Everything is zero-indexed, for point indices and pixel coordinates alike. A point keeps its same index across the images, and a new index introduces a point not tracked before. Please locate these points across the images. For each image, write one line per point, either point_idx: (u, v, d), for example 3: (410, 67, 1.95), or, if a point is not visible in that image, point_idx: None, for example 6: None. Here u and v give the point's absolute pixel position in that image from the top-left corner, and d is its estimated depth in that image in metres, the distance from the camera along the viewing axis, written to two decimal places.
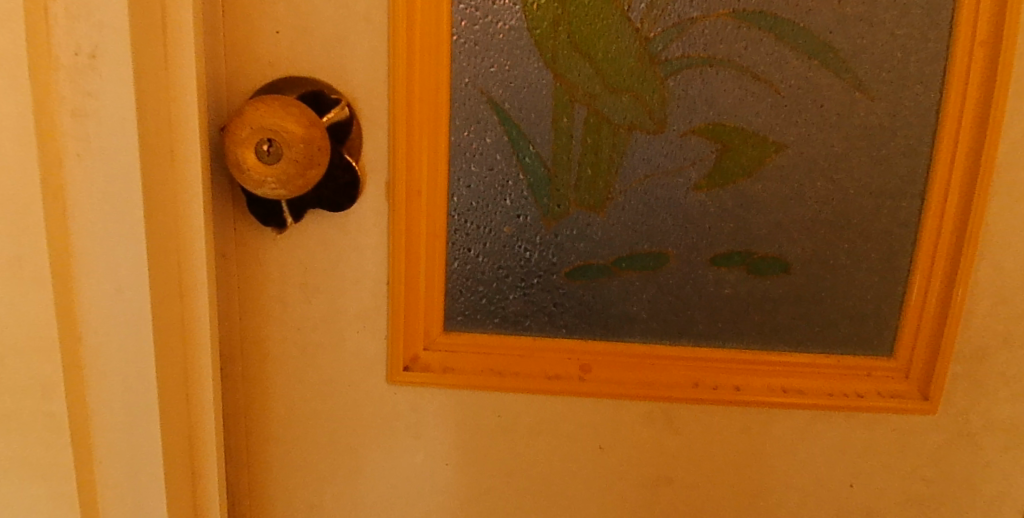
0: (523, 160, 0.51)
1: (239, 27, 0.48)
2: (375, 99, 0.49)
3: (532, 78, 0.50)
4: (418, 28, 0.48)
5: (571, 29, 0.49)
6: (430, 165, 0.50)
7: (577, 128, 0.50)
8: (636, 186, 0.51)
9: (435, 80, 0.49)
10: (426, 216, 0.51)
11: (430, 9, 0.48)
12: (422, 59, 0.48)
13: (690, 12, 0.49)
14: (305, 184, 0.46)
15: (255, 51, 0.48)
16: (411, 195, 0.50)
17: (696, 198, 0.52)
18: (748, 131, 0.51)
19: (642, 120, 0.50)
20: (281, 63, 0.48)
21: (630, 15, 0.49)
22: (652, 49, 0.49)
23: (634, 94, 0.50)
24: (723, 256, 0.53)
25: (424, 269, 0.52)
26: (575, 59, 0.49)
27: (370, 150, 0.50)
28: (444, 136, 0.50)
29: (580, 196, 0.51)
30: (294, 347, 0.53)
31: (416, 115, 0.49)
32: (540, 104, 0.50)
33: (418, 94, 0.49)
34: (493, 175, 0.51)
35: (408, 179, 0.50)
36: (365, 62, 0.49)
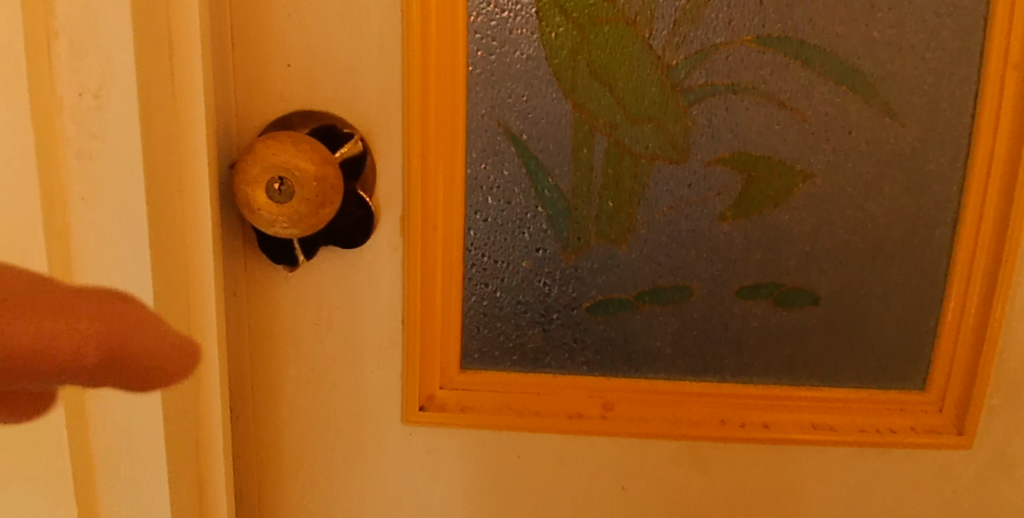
0: (541, 192, 0.49)
1: (251, 60, 0.47)
2: (388, 131, 0.48)
3: (551, 108, 0.48)
4: (433, 59, 0.47)
5: (591, 57, 0.48)
6: (447, 199, 0.49)
7: (597, 159, 0.49)
8: (659, 218, 0.50)
9: (451, 112, 0.47)
10: (442, 251, 0.50)
11: (445, 39, 0.46)
12: (437, 90, 0.47)
13: (713, 39, 0.47)
14: (319, 222, 0.44)
15: (266, 85, 0.47)
16: (427, 230, 0.49)
17: (721, 230, 0.50)
18: (775, 160, 0.49)
19: (664, 150, 0.49)
20: (292, 96, 0.47)
21: (651, 42, 0.47)
22: (674, 77, 0.48)
23: (655, 123, 0.48)
24: (750, 287, 0.51)
25: (441, 306, 0.51)
26: (595, 89, 0.48)
27: (384, 185, 0.48)
28: (460, 169, 0.49)
29: (600, 228, 0.50)
30: (307, 387, 0.52)
31: (432, 147, 0.48)
32: (560, 135, 0.49)
33: (434, 127, 0.47)
34: (512, 208, 0.50)
35: (424, 214, 0.49)
36: (379, 95, 0.47)
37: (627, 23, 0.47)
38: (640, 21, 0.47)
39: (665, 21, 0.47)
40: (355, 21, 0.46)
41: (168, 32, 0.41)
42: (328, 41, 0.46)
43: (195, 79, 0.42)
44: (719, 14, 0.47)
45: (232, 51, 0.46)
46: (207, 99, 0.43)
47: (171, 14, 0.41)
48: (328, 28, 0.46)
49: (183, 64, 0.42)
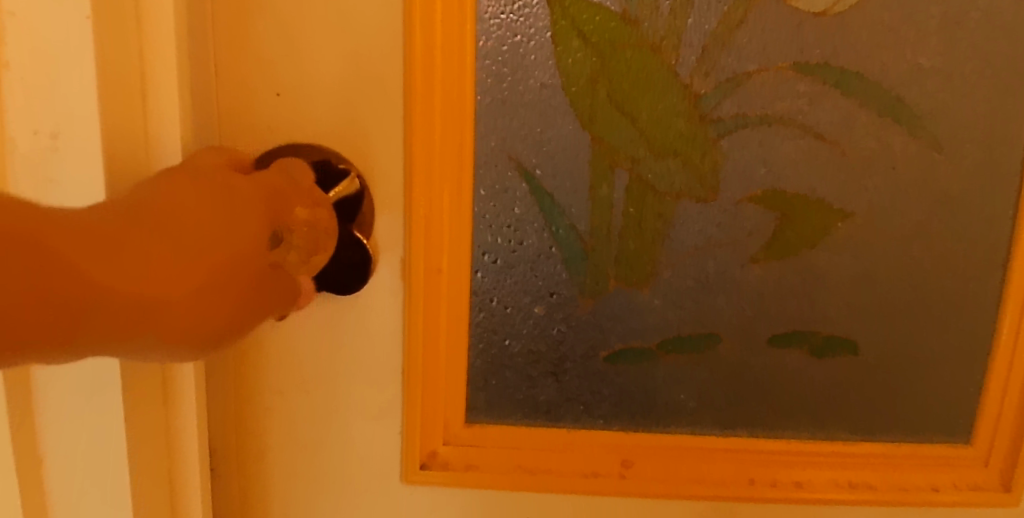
0: (556, 232, 0.45)
1: (237, 88, 0.42)
2: (388, 166, 0.43)
3: (567, 141, 0.44)
4: (437, 87, 0.42)
5: (611, 86, 0.43)
6: (452, 241, 0.44)
7: (618, 196, 0.45)
8: (686, 260, 0.46)
9: (457, 145, 0.43)
10: (446, 296, 0.45)
11: (451, 66, 0.42)
12: (442, 122, 0.43)
13: (747, 66, 0.43)
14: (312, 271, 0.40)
15: (254, 115, 0.42)
16: (431, 275, 0.44)
17: (751, 273, 0.46)
18: (812, 198, 0.45)
19: (691, 187, 0.45)
20: (282, 128, 0.43)
21: (678, 70, 0.43)
22: (703, 108, 0.43)
23: (682, 158, 0.44)
24: (784, 336, 0.47)
25: (446, 356, 0.46)
26: (617, 120, 0.44)
27: (383, 224, 0.44)
28: (468, 207, 0.44)
29: (620, 271, 0.46)
30: (298, 443, 0.47)
31: (436, 184, 0.43)
32: (576, 170, 0.44)
33: (438, 161, 0.43)
34: (524, 250, 0.45)
35: (428, 258, 0.44)
36: (377, 127, 0.43)
37: (651, 49, 0.43)
38: (666, 46, 0.43)
39: (692, 47, 0.43)
40: (349, 45, 0.42)
41: (141, 62, 0.36)
42: (321, 68, 0.42)
43: (169, 114, 0.37)
44: (752, 39, 0.43)
45: (217, 78, 0.42)
46: (184, 135, 0.38)
47: (145, 39, 0.36)
48: (320, 53, 0.42)
49: (156, 99, 0.37)
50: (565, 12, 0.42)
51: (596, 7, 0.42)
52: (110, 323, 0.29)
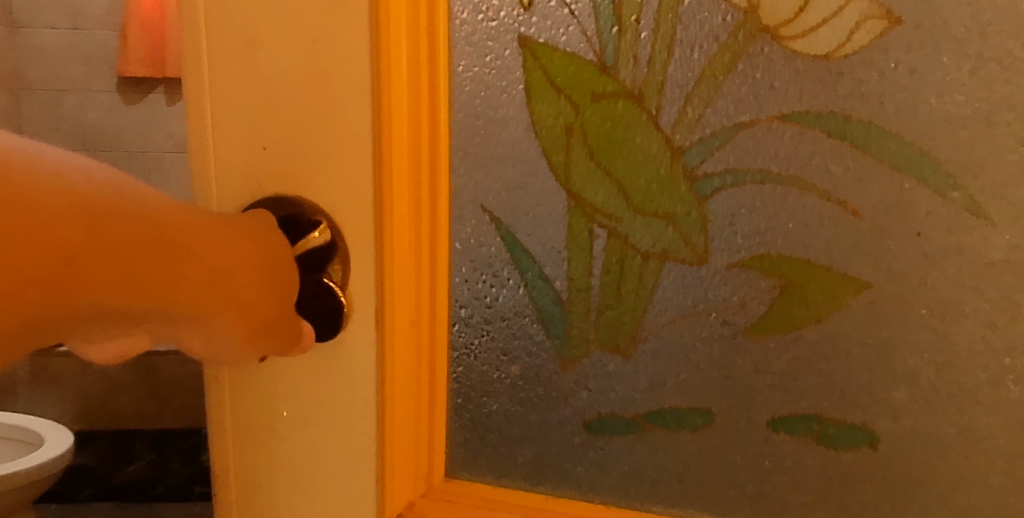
0: (532, 289, 0.43)
1: (225, 141, 0.44)
2: (360, 220, 0.43)
3: (543, 196, 0.42)
4: (404, 143, 0.41)
5: (587, 138, 0.41)
6: (427, 295, 0.43)
7: (597, 255, 0.42)
8: (670, 327, 0.42)
9: (429, 199, 0.42)
10: (421, 350, 0.44)
11: (419, 119, 0.41)
12: (412, 176, 0.42)
13: (738, 116, 0.38)
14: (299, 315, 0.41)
15: (243, 166, 0.44)
16: (404, 328, 0.43)
17: (745, 347, 0.41)
18: (818, 265, 0.39)
19: (677, 248, 0.41)
20: (267, 180, 0.44)
21: (660, 120, 0.39)
22: (688, 163, 0.39)
23: (665, 217, 0.40)
24: (782, 419, 0.41)
25: (424, 411, 0.45)
26: (594, 175, 0.41)
27: (355, 275, 0.44)
28: (444, 261, 0.43)
29: (601, 335, 0.43)
30: (287, 481, 0.48)
31: (405, 239, 0.42)
32: (553, 226, 0.42)
33: (409, 215, 0.42)
34: (500, 307, 0.44)
35: (401, 312, 0.43)
36: (350, 178, 0.43)
37: (633, 98, 0.40)
38: (647, 96, 0.39)
39: (674, 97, 0.39)
40: (327, 100, 0.42)
41: None
42: (301, 121, 0.43)
43: None
44: (745, 86, 0.38)
45: (212, 132, 0.44)
46: None
47: None
48: (298, 107, 0.43)
49: None
50: (539, 62, 0.40)
51: (570, 56, 0.40)
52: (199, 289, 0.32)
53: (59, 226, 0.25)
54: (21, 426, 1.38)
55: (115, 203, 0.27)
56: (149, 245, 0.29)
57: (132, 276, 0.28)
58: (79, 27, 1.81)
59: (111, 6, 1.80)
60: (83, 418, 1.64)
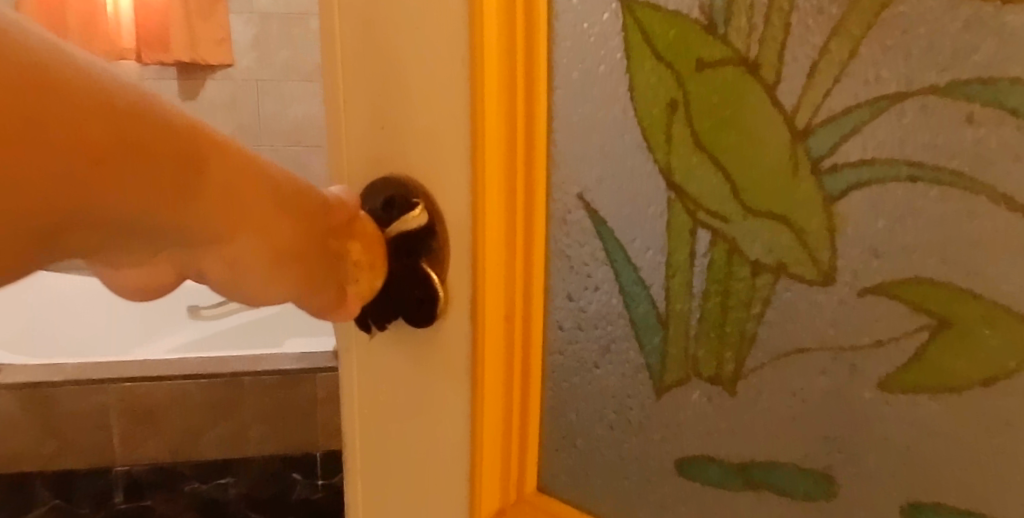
0: (625, 295, 0.36)
1: (354, 110, 0.43)
2: (455, 204, 0.38)
3: (640, 187, 0.34)
4: (497, 126, 0.35)
5: (692, 115, 0.32)
6: (520, 298, 0.38)
7: (700, 263, 0.33)
8: (781, 362, 0.33)
9: (524, 188, 0.36)
10: (512, 358, 0.39)
11: (513, 101, 0.35)
12: (504, 164, 0.36)
13: (884, 87, 0.28)
14: (370, 261, 0.39)
15: (367, 143, 0.42)
16: (496, 330, 0.39)
17: (873, 403, 0.31)
18: (991, 308, 0.27)
19: (797, 264, 0.31)
20: (386, 159, 0.41)
21: (780, 94, 0.30)
22: (814, 150, 0.30)
23: (784, 219, 0.31)
24: (922, 507, 0.31)
25: (515, 421, 0.40)
26: (699, 162, 0.32)
27: (456, 265, 0.39)
28: (540, 258, 0.38)
29: (703, 358, 0.35)
30: (395, 460, 0.46)
31: (496, 234, 0.37)
32: (648, 227, 0.34)
33: (500, 207, 0.37)
34: (592, 312, 0.37)
35: (491, 314, 0.38)
36: (438, 158, 0.38)
37: (746, 68, 0.30)
38: (763, 64, 0.30)
39: (799, 66, 0.29)
40: (426, 79, 0.38)
41: None
42: (406, 101, 0.39)
43: None
44: (893, 48, 0.27)
45: (367, 112, 0.42)
46: None
47: None
48: (403, 89, 0.39)
49: None
50: (639, 25, 0.32)
51: (673, 18, 0.31)
52: (228, 226, 0.31)
53: (77, 129, 0.23)
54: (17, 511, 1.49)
55: (138, 124, 0.26)
56: (173, 165, 0.27)
57: (145, 199, 0.26)
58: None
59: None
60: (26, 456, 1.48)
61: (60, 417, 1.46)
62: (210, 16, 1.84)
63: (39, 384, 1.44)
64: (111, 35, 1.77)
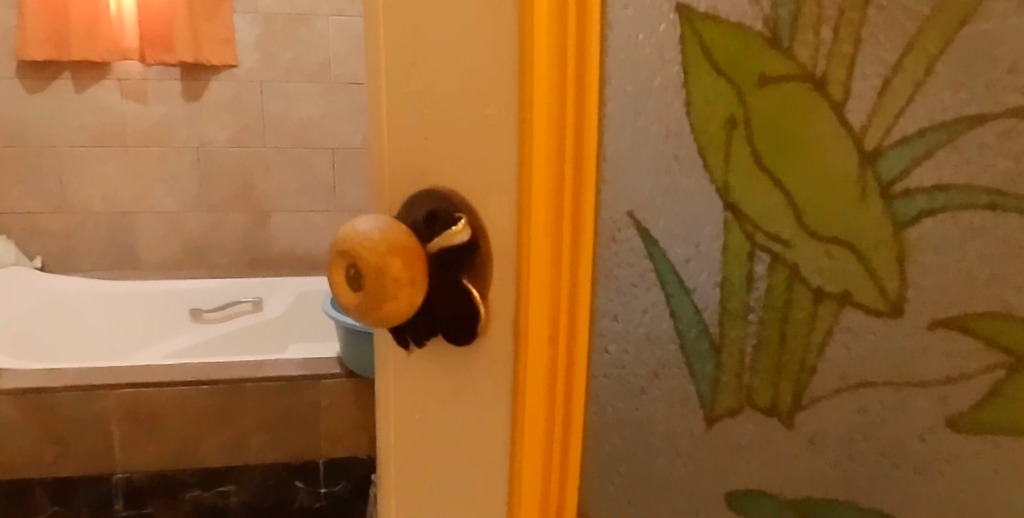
0: (683, 326, 0.30)
1: (383, 69, 0.31)
2: (499, 202, 0.27)
3: (686, 198, 0.28)
4: (548, 114, 0.26)
5: (755, 132, 0.28)
6: (563, 340, 0.28)
7: (758, 292, 0.29)
8: (839, 396, 0.30)
9: (573, 184, 0.27)
10: (553, 418, 0.29)
11: (565, 65, 0.26)
12: (552, 156, 0.26)
13: (964, 120, 0.28)
14: (411, 276, 0.27)
15: (395, 114, 0.31)
16: (538, 382, 0.28)
17: (938, 438, 0.31)
18: None
19: (864, 293, 0.29)
20: (430, 146, 0.30)
21: (847, 112, 0.28)
22: (883, 172, 0.28)
23: (847, 244, 0.29)
24: None
25: (555, 490, 0.30)
26: (763, 182, 0.28)
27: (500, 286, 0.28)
28: (587, 286, 0.28)
29: (756, 394, 0.31)
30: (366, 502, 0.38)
31: (543, 257, 0.27)
32: (694, 244, 0.29)
33: (546, 217, 0.27)
34: (644, 344, 0.30)
35: (535, 360, 0.28)
36: (416, 138, 0.30)
37: (812, 84, 0.28)
38: (830, 79, 0.28)
39: (869, 83, 0.28)
40: (490, 43, 0.27)
41: None
42: (439, 70, 0.28)
43: None
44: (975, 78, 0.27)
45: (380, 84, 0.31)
46: None
47: None
48: (433, 55, 0.28)
49: None
50: (695, 33, 0.27)
51: (734, 26, 0.27)
52: None
53: None
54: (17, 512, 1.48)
55: None
56: None
57: None
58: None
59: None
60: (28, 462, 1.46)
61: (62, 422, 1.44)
62: (213, 16, 1.81)
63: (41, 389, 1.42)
64: (114, 34, 1.76)
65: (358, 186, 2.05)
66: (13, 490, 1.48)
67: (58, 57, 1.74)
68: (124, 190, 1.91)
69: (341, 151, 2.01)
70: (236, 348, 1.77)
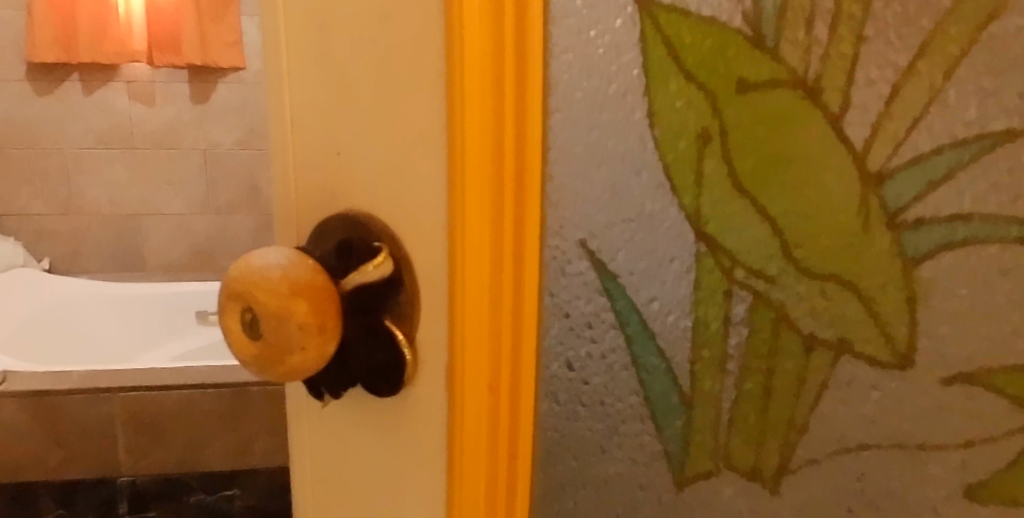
0: (643, 376, 0.25)
1: (281, 68, 0.26)
2: (429, 231, 0.23)
3: (649, 224, 0.24)
4: (484, 113, 0.21)
5: (732, 148, 0.23)
6: (506, 392, 0.23)
7: (735, 338, 0.24)
8: (836, 464, 0.26)
9: (515, 204, 0.22)
10: (497, 486, 0.23)
11: (502, 59, 0.21)
12: (487, 169, 0.21)
13: (979, 143, 0.24)
14: (321, 323, 0.22)
15: (306, 126, 0.25)
16: (477, 446, 0.23)
17: (951, 506, 0.27)
18: None
19: (866, 343, 0.24)
20: (342, 158, 0.25)
21: (846, 126, 0.23)
22: (889, 198, 0.24)
23: (845, 282, 0.24)
24: None
25: None
26: (740, 210, 0.24)
27: (429, 329, 0.23)
28: (533, 323, 0.23)
29: (740, 461, 0.25)
30: None
31: (478, 292, 0.22)
32: (661, 280, 0.24)
33: (483, 242, 0.22)
34: (593, 399, 0.24)
35: (471, 417, 0.23)
36: (330, 149, 0.25)
37: (804, 91, 0.23)
38: (824, 88, 0.23)
39: (871, 93, 0.23)
40: (412, 35, 0.22)
41: None
42: (357, 73, 0.23)
43: None
44: (992, 95, 0.24)
45: (288, 87, 0.26)
46: None
47: None
48: (351, 55, 0.23)
49: None
50: (664, 34, 0.23)
51: (706, 24, 0.23)
52: None
53: None
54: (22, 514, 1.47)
55: None
56: None
57: None
58: (7, 44, 1.75)
59: (8, 9, 1.73)
60: (31, 467, 1.45)
61: (65, 427, 1.42)
62: (221, 17, 1.79)
63: (44, 394, 1.40)
64: (122, 36, 1.74)
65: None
66: (17, 493, 1.47)
67: (67, 60, 1.73)
68: (133, 191, 1.90)
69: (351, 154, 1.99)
70: (241, 352, 1.75)
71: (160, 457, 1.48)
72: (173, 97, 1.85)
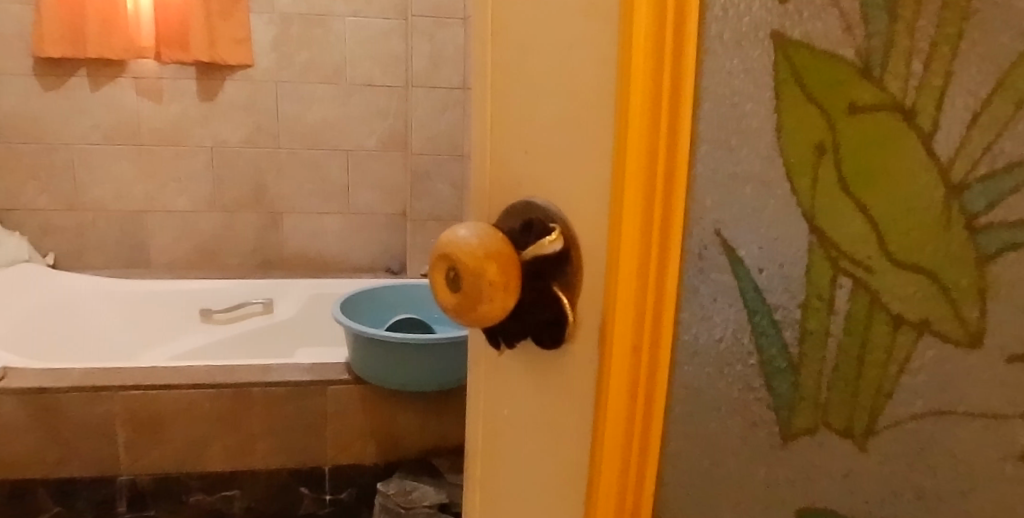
0: (761, 345, 0.30)
1: (489, 92, 0.33)
2: (596, 218, 0.29)
3: (773, 220, 0.29)
4: (641, 128, 0.27)
5: (844, 159, 0.28)
6: (646, 350, 0.29)
7: (839, 317, 0.29)
8: (912, 425, 0.30)
9: (663, 200, 0.28)
10: (632, 424, 0.30)
11: (659, 86, 0.26)
12: (643, 173, 0.27)
13: None
14: (505, 281, 0.27)
15: (504, 133, 0.33)
16: (620, 390, 0.29)
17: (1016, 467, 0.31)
18: None
19: (942, 323, 0.29)
20: (530, 158, 0.31)
21: (936, 146, 0.28)
22: (968, 207, 0.28)
23: (929, 273, 0.29)
24: None
25: (629, 492, 0.31)
26: (847, 210, 0.28)
27: (588, 298, 0.29)
28: (672, 300, 0.29)
29: (836, 418, 0.30)
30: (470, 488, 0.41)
31: (629, 270, 0.28)
32: (780, 266, 0.29)
33: (637, 230, 0.28)
34: (719, 360, 0.30)
35: (618, 368, 0.29)
36: (520, 151, 0.32)
37: (902, 116, 0.28)
38: (920, 113, 0.27)
39: (957, 118, 0.28)
40: (589, 69, 0.28)
41: None
42: (544, 94, 0.30)
43: None
44: None
45: (491, 102, 0.33)
46: None
47: None
48: (537, 78, 0.30)
49: None
50: (792, 64, 0.27)
51: (828, 57, 0.27)
52: None
53: None
54: (19, 511, 1.47)
55: None
56: None
57: None
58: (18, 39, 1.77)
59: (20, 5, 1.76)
60: (31, 463, 1.45)
61: (66, 422, 1.43)
62: (230, 16, 1.82)
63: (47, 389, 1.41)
64: (131, 34, 1.77)
65: (371, 190, 2.04)
66: (13, 492, 1.46)
67: (76, 55, 1.75)
68: (137, 188, 1.92)
69: (355, 155, 2.00)
70: (244, 351, 1.76)
71: (161, 454, 1.49)
72: (179, 96, 1.87)
